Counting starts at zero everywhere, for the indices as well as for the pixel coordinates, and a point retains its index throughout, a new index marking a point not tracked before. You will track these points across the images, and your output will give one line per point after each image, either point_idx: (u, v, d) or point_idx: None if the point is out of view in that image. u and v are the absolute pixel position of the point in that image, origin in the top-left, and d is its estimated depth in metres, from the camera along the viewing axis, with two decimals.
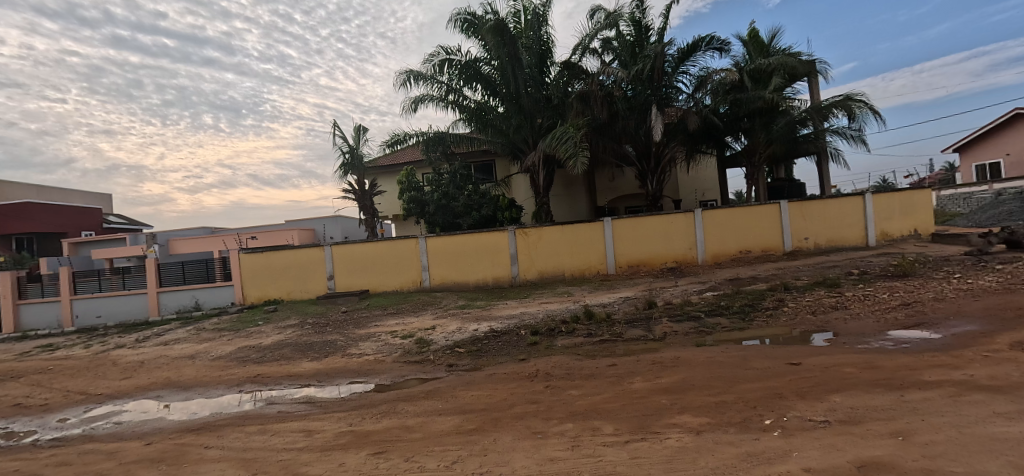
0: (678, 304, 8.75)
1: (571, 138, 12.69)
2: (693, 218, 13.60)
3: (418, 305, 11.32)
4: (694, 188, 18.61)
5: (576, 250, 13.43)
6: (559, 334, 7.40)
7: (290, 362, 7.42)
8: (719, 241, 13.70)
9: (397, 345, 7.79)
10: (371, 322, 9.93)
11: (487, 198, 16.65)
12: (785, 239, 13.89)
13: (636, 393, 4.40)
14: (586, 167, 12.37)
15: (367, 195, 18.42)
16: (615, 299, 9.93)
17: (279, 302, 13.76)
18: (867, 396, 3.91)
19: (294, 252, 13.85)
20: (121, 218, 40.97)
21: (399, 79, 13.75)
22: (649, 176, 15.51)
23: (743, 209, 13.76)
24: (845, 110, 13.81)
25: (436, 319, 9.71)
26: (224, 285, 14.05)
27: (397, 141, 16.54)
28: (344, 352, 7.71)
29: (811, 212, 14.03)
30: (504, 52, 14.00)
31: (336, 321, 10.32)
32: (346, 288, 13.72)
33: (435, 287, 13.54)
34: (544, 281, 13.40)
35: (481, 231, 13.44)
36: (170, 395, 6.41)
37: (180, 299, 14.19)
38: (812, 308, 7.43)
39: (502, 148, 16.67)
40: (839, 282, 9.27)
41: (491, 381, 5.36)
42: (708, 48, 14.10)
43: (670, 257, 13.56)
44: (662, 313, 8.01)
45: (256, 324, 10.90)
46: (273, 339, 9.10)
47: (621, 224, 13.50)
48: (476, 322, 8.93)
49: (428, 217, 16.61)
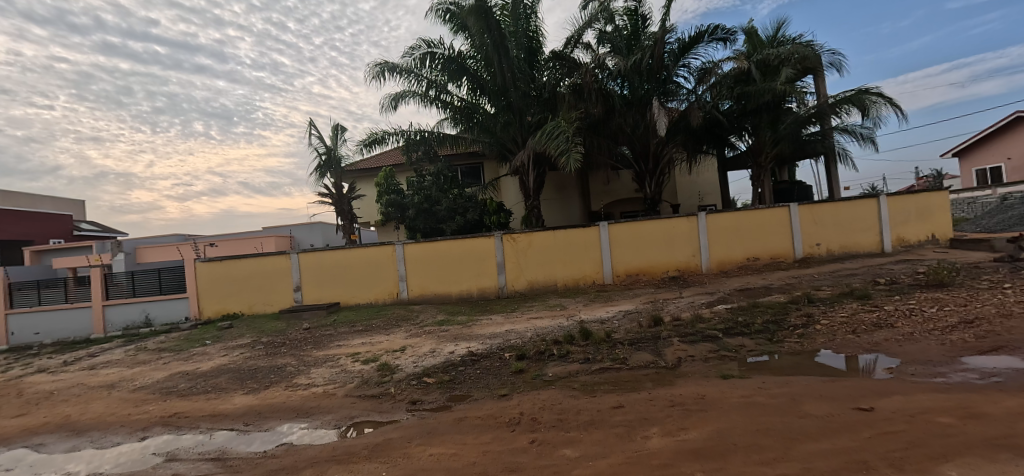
0: (689, 320, 7.53)
1: (562, 133, 11.47)
2: (696, 222, 12.44)
3: (392, 321, 9.97)
4: (693, 191, 17.52)
5: (570, 258, 12.21)
6: (551, 360, 6.11)
7: (221, 396, 6.06)
8: (725, 247, 12.54)
9: (355, 372, 6.45)
10: (334, 342, 8.61)
11: (474, 202, 15.44)
12: (795, 245, 12.77)
13: (657, 457, 3.12)
14: (580, 164, 11.10)
15: (345, 199, 17.12)
16: (614, 314, 8.68)
17: (239, 316, 12.36)
18: (995, 467, 2.68)
19: (256, 260, 12.48)
20: (93, 226, 39.11)
21: (372, 72, 12.47)
22: (648, 178, 14.45)
23: (750, 212, 12.62)
24: (859, 106, 12.76)
25: (409, 338, 8.40)
26: (177, 298, 12.62)
27: (375, 141, 15.34)
28: (289, 381, 6.34)
29: (822, 215, 12.93)
30: (489, 42, 12.80)
31: (294, 341, 8.97)
32: (315, 300, 12.35)
33: (413, 299, 12.21)
34: (534, 292, 12.14)
35: (465, 237, 12.16)
36: (54, 444, 5.04)
37: (128, 314, 12.75)
38: (850, 326, 6.25)
39: (490, 149, 15.47)
40: (870, 294, 8.10)
41: (457, 430, 4.05)
42: (712, 39, 13.04)
43: (672, 265, 12.37)
44: (672, 333, 6.74)
45: (203, 343, 9.53)
46: (212, 365, 7.72)
47: (619, 228, 12.30)
48: (453, 343, 7.61)
49: (408, 222, 15.28)
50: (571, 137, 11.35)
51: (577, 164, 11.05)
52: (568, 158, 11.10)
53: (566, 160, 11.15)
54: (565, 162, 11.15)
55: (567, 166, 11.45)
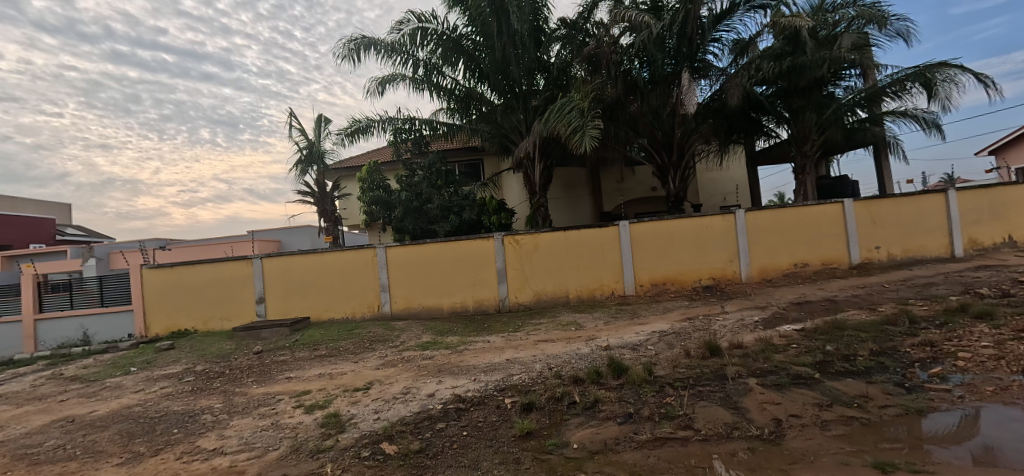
0: (755, 348, 5.52)
1: (576, 107, 9.49)
2: (734, 221, 10.45)
3: (364, 343, 7.96)
4: (717, 191, 15.63)
5: (583, 264, 10.24)
6: (573, 415, 4.11)
7: (83, 468, 4.09)
8: (769, 251, 10.53)
9: (287, 429, 4.46)
10: (287, 372, 6.67)
11: (471, 200, 13.49)
12: (851, 249, 10.74)
13: None
14: (596, 143, 9.09)
15: (329, 197, 15.27)
16: (648, 339, 6.68)
17: (190, 334, 10.42)
18: None
19: (213, 267, 10.56)
20: (79, 232, 37.26)
21: (346, 47, 10.55)
22: (671, 172, 12.58)
23: (797, 209, 10.63)
24: (925, 84, 10.75)
25: (381, 368, 6.48)
26: (120, 311, 10.70)
27: (358, 130, 13.46)
28: (193, 442, 4.39)
29: (882, 214, 10.93)
30: (488, 9, 10.83)
31: (236, 370, 7.02)
32: (281, 314, 10.40)
33: (397, 314, 10.24)
34: (541, 305, 10.19)
35: (459, 240, 10.21)
36: None
37: (64, 329, 10.88)
38: (1015, 365, 4.23)
39: (489, 138, 13.52)
40: (992, 312, 6.09)
41: None
42: (750, 6, 11.03)
43: (705, 273, 10.39)
44: (743, 372, 4.73)
45: (127, 371, 7.61)
46: (114, 408, 5.79)
47: (642, 229, 10.33)
48: (435, 379, 5.58)
49: (396, 223, 13.33)
50: (587, 111, 9.37)
51: (593, 142, 9.04)
52: (583, 137, 9.10)
53: (580, 139, 9.15)
54: (580, 141, 9.13)
55: (580, 148, 9.46)
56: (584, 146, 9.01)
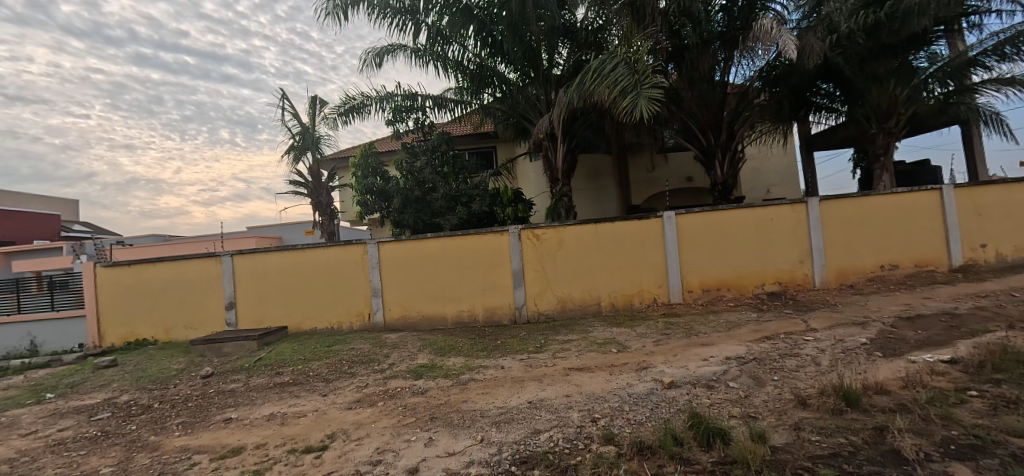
0: (914, 395, 3.58)
1: (623, 63, 7.64)
2: (805, 212, 8.46)
3: (342, 365, 6.19)
4: (763, 181, 13.63)
5: (618, 264, 8.36)
6: None
7: None
8: (848, 250, 8.52)
9: None
10: (229, 409, 4.93)
11: (481, 190, 11.68)
12: (951, 248, 8.68)
13: None
14: (655, 106, 7.23)
15: (323, 188, 13.58)
16: (725, 371, 4.75)
17: (149, 346, 8.80)
18: None
19: (175, 265, 8.91)
20: (84, 229, 36.08)
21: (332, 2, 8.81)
22: (721, 155, 10.61)
23: (884, 197, 8.60)
24: None
25: (355, 406, 4.71)
26: (72, 317, 9.13)
27: (352, 109, 11.73)
28: None
29: (988, 203, 8.83)
30: None
31: (168, 402, 5.31)
32: (254, 323, 8.72)
33: (391, 324, 8.49)
34: (565, 315, 8.35)
35: (466, 234, 8.40)
36: None
37: (10, 338, 9.38)
38: None
39: (505, 117, 11.68)
40: None
41: None
42: None
43: (768, 276, 8.44)
44: (930, 449, 2.82)
45: (40, 398, 5.95)
46: None
47: (690, 221, 8.40)
48: (425, 433, 3.80)
49: (395, 216, 11.60)
50: (639, 67, 7.51)
51: (650, 105, 7.17)
52: (636, 99, 7.22)
53: (633, 103, 7.27)
54: (632, 104, 7.26)
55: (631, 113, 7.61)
56: (639, 109, 7.13)
